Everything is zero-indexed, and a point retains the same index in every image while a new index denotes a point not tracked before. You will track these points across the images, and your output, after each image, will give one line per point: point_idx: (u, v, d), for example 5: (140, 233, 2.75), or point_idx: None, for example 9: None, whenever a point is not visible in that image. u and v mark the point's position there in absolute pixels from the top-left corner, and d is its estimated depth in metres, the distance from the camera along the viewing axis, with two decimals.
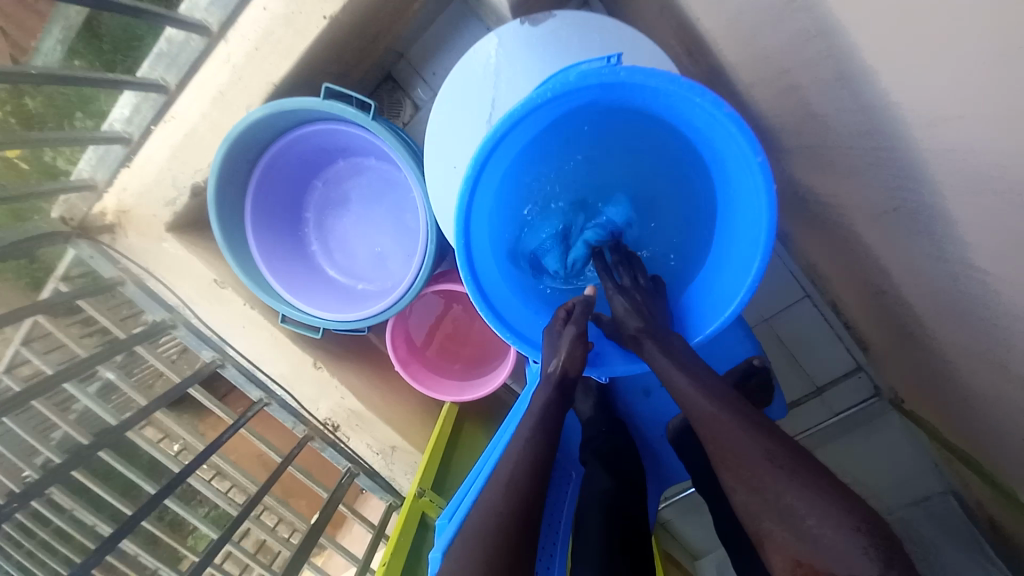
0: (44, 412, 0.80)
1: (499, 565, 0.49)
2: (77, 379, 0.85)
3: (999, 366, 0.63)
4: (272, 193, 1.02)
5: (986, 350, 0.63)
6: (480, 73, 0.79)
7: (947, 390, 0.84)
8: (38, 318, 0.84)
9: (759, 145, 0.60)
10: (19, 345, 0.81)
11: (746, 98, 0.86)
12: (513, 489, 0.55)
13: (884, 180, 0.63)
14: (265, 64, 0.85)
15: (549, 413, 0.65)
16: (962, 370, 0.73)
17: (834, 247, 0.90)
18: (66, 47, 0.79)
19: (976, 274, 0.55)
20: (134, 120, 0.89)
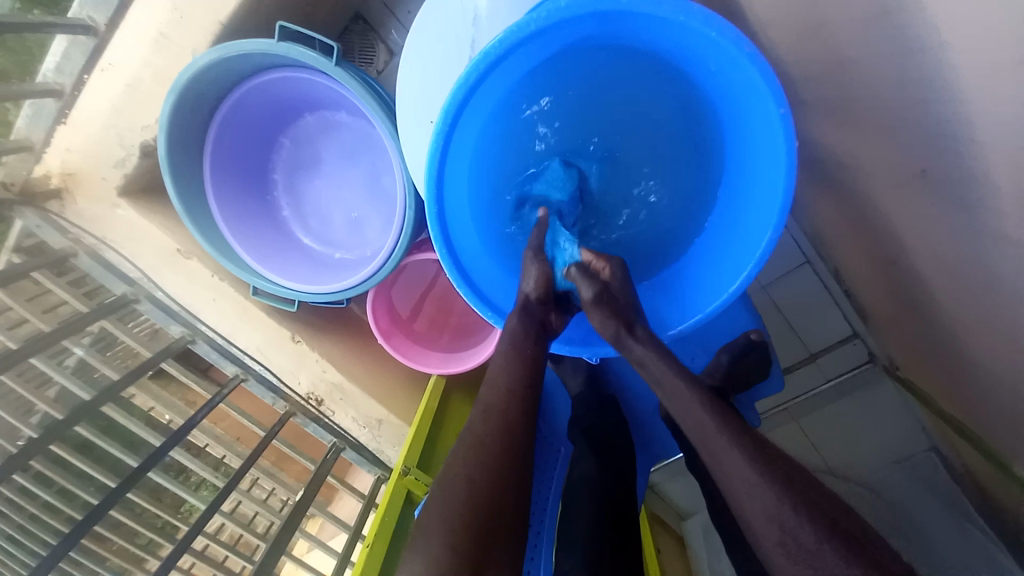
0: (14, 388, 0.74)
1: (484, 495, 0.46)
2: (44, 354, 0.79)
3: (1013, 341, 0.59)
4: (233, 153, 0.92)
5: (1001, 323, 0.60)
6: (459, 9, 0.69)
7: (949, 360, 0.81)
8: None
9: (784, 99, 0.53)
10: None
11: (758, 42, 0.77)
12: (500, 416, 0.52)
13: (915, 135, 0.56)
14: (212, 1, 0.75)
15: (524, 335, 0.60)
16: (969, 342, 0.70)
17: (843, 209, 0.84)
18: None
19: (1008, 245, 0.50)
20: (64, 68, 0.77)
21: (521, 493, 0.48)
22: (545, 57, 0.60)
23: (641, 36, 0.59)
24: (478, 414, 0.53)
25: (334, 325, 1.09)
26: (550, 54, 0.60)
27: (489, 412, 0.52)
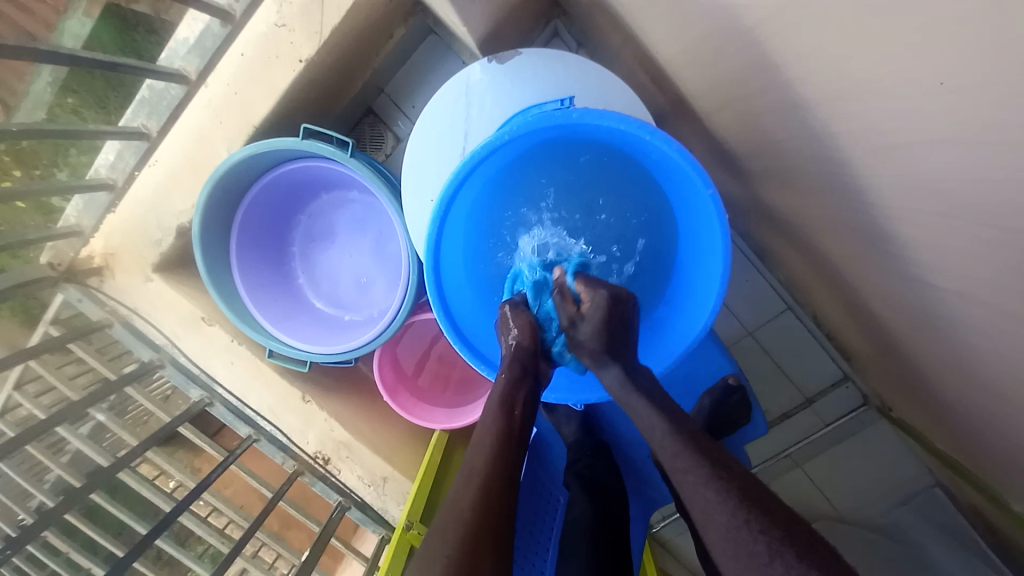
0: (35, 455, 0.80)
1: (459, 561, 0.48)
2: (67, 423, 0.85)
3: (973, 377, 0.64)
4: (256, 229, 1.03)
5: (959, 362, 0.65)
6: (452, 110, 0.81)
7: (932, 400, 0.85)
8: (30, 363, 0.85)
9: (710, 180, 0.62)
10: (12, 389, 0.84)
11: (708, 124, 0.89)
12: (479, 483, 0.54)
13: (842, 200, 0.65)
14: (245, 106, 0.87)
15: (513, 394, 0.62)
16: (940, 381, 0.75)
17: (812, 261, 0.92)
18: (57, 85, 0.85)
19: (941, 291, 0.57)
20: (117, 166, 0.91)
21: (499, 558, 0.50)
22: (519, 152, 0.71)
23: (597, 136, 0.69)
24: (461, 479, 0.56)
25: (342, 383, 1.14)
26: (523, 149, 0.70)
27: (469, 478, 0.55)
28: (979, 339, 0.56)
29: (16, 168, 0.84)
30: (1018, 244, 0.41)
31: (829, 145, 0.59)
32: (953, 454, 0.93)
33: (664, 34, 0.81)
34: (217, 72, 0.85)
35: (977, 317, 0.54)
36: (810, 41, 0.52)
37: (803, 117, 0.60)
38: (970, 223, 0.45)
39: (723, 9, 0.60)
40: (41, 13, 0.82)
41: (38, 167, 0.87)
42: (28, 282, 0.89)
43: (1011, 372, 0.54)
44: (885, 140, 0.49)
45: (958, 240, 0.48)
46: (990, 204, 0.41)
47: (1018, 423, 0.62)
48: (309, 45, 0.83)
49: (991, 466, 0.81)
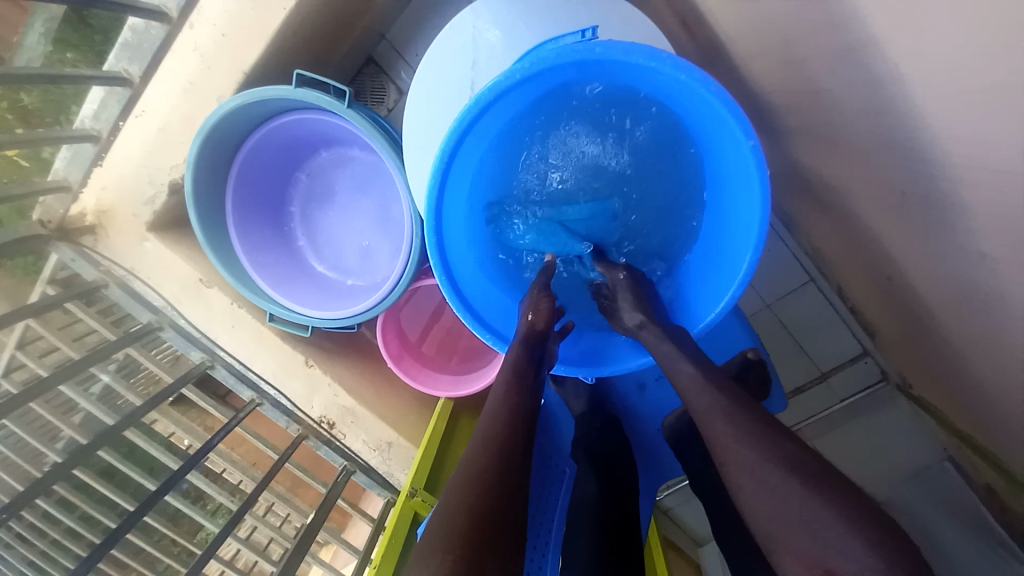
0: (43, 414, 0.79)
1: (477, 521, 0.45)
2: (72, 381, 0.83)
3: (1011, 357, 0.60)
4: (252, 187, 0.98)
5: (998, 340, 0.61)
6: (457, 53, 0.74)
7: (960, 379, 0.81)
8: (29, 321, 0.82)
9: (752, 129, 0.56)
10: (14, 349, 0.79)
11: (742, 74, 0.81)
12: (490, 441, 0.53)
13: (891, 159, 0.59)
14: (237, 51, 0.81)
15: (526, 367, 0.62)
16: (970, 359, 0.71)
17: (842, 229, 0.86)
18: (52, 38, 0.77)
19: (990, 263, 0.52)
20: (102, 115, 0.85)
21: (518, 523, 0.48)
22: (532, 97, 0.64)
23: (618, 79, 0.63)
24: (474, 443, 0.53)
25: (345, 349, 1.13)
26: (534, 94, 0.64)
27: (485, 441, 0.53)
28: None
29: (19, 126, 0.79)
30: None
31: (884, 93, 0.52)
32: (974, 433, 0.91)
33: None
34: (201, 12, 0.78)
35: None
36: None
37: (862, 59, 0.53)
38: None
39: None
40: None
41: (41, 126, 0.82)
42: (22, 240, 0.85)
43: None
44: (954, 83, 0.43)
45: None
46: None
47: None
48: None
49: (1015, 447, 0.78)
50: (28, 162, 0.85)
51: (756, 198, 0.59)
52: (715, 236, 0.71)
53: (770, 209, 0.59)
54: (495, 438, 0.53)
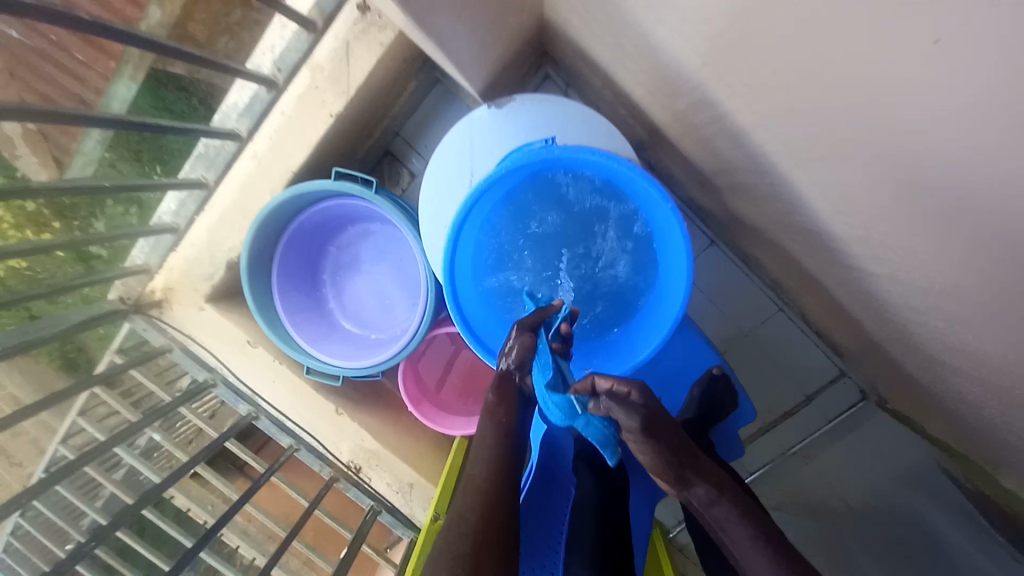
0: (94, 473, 0.98)
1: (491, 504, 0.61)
2: (123, 445, 1.00)
3: (944, 352, 0.72)
4: (292, 261, 1.16)
5: (929, 338, 0.73)
6: (457, 150, 0.94)
7: (931, 386, 0.91)
8: (93, 390, 1.02)
9: (669, 197, 0.77)
10: (77, 415, 1.03)
11: (677, 148, 1.01)
12: (481, 444, 0.70)
13: (792, 207, 0.75)
14: (285, 156, 1.01)
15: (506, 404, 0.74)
16: (926, 361, 0.82)
17: (788, 263, 1.02)
18: (104, 145, 1.09)
19: (895, 274, 0.66)
20: (180, 212, 1.05)
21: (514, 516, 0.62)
22: (515, 182, 0.84)
23: (578, 168, 0.83)
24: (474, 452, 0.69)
25: (369, 398, 1.25)
26: (517, 181, 0.84)
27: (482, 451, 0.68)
28: (931, 315, 0.65)
29: (56, 220, 1.01)
30: (935, 224, 0.50)
31: (773, 161, 0.70)
32: (959, 433, 0.99)
33: (630, 78, 0.92)
34: (264, 129, 1.00)
35: (925, 293, 0.62)
36: (737, 83, 0.63)
37: (746, 141, 0.72)
38: (900, 213, 0.53)
39: (670, 60, 0.72)
40: (92, 81, 1.12)
41: (76, 219, 1.02)
42: (105, 315, 1.02)
43: (965, 338, 0.62)
44: (821, 150, 0.58)
45: (900, 230, 0.56)
46: (911, 192, 0.49)
47: (992, 393, 0.68)
48: (338, 101, 0.96)
49: (994, 443, 0.86)
50: (64, 255, 0.99)
51: (683, 248, 0.78)
52: (663, 285, 0.86)
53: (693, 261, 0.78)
54: (488, 449, 0.68)
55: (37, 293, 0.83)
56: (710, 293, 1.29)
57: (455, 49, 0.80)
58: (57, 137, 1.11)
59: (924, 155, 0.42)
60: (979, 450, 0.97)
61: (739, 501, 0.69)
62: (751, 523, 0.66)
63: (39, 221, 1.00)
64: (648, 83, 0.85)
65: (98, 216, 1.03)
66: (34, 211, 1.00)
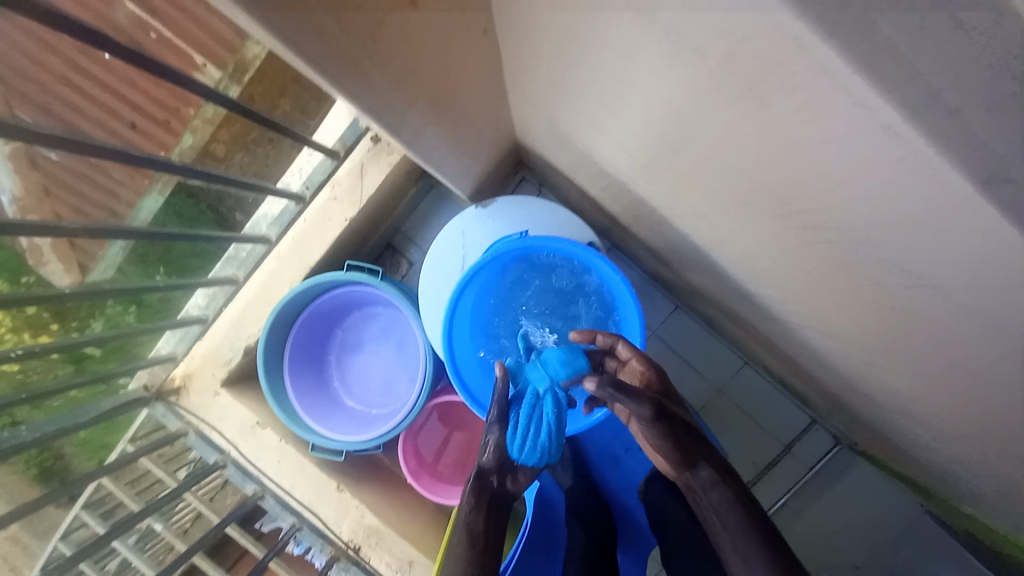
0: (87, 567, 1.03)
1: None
2: (124, 537, 1.08)
3: (876, 384, 0.85)
4: (303, 345, 1.29)
5: (861, 374, 0.86)
6: (450, 242, 1.13)
7: (884, 423, 1.01)
8: (102, 481, 1.10)
9: (622, 274, 0.95)
10: (81, 508, 1.12)
11: (634, 232, 1.21)
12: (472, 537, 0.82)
13: (728, 273, 0.92)
14: (304, 254, 1.19)
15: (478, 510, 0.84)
16: (870, 397, 0.94)
17: (742, 322, 1.17)
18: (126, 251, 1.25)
19: (815, 322, 0.81)
20: (209, 306, 1.20)
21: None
22: (499, 267, 1.01)
23: (550, 253, 1.00)
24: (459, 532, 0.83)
25: (369, 475, 1.29)
26: (500, 265, 1.01)
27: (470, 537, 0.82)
28: (855, 352, 0.78)
29: (54, 323, 1.13)
30: (819, 280, 0.66)
31: (703, 241, 0.88)
32: (924, 468, 1.07)
33: (587, 182, 1.15)
34: (288, 233, 1.19)
35: (841, 335, 0.77)
36: (660, 189, 0.83)
37: (680, 227, 0.91)
38: (798, 273, 0.70)
39: (612, 172, 0.93)
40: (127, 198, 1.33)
41: (75, 322, 1.14)
42: (132, 402, 1.12)
43: (884, 368, 0.75)
44: (730, 232, 0.76)
45: (804, 288, 0.72)
46: (795, 258, 0.66)
47: (923, 415, 0.80)
48: (352, 207, 1.16)
49: (949, 471, 0.95)
50: (59, 359, 1.09)
51: (637, 315, 0.94)
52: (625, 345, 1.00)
53: (645, 328, 0.94)
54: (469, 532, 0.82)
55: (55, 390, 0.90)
56: (682, 354, 1.42)
57: (450, 168, 1.01)
58: (86, 245, 1.33)
59: (788, 233, 0.59)
60: (943, 486, 1.07)
61: (738, 492, 0.76)
62: (742, 510, 0.73)
63: (38, 325, 1.13)
64: (601, 186, 1.07)
65: (95, 316, 1.14)
66: (32, 316, 1.13)
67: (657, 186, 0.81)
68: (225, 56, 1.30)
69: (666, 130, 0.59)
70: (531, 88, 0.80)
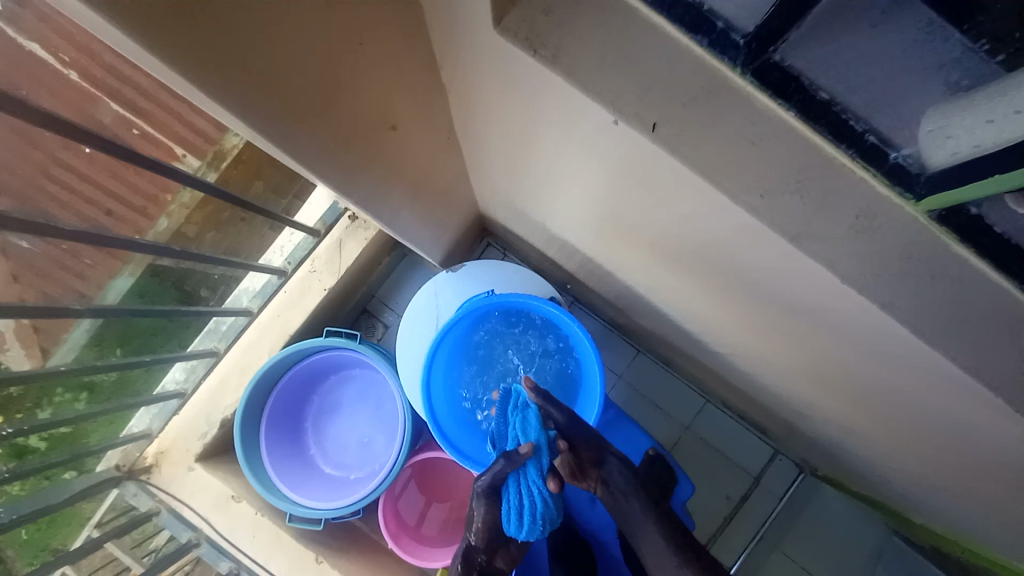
0: None
1: None
2: None
3: (809, 405, 0.96)
4: (281, 413, 1.31)
5: (796, 397, 0.98)
6: (425, 304, 1.23)
7: (830, 443, 1.12)
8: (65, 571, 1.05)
9: (579, 323, 1.06)
10: None
11: (590, 286, 1.35)
12: None
13: (672, 316, 1.05)
14: (285, 324, 1.26)
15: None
16: (810, 418, 1.05)
17: (695, 360, 1.29)
18: (92, 329, 1.13)
19: (747, 354, 0.93)
20: (187, 378, 1.23)
21: None
22: (470, 323, 1.11)
23: (515, 308, 1.12)
24: None
25: (348, 544, 1.27)
26: (471, 321, 1.11)
27: None
28: (782, 377, 0.91)
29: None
30: (735, 319, 0.79)
31: (645, 290, 1.01)
32: (874, 484, 1.17)
33: (544, 245, 1.29)
34: (270, 304, 1.27)
35: (768, 362, 0.89)
36: (600, 251, 0.97)
37: (625, 279, 1.04)
38: (720, 314, 0.83)
39: (562, 236, 1.07)
40: (95, 276, 1.27)
41: (19, 410, 1.01)
42: (103, 483, 1.12)
43: (807, 389, 0.87)
44: (662, 283, 0.90)
45: (728, 326, 0.85)
46: (713, 302, 0.79)
47: (850, 430, 0.91)
48: (331, 278, 1.26)
49: (892, 483, 1.05)
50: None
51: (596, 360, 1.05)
52: (590, 386, 1.09)
53: (603, 371, 1.05)
54: None
55: (20, 474, 0.91)
56: (648, 396, 1.52)
57: (422, 238, 1.13)
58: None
59: (703, 280, 0.72)
60: (894, 499, 1.16)
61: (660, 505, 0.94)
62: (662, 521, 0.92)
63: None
64: (556, 248, 1.21)
65: (42, 405, 1.03)
66: None
67: (603, 252, 0.96)
68: (203, 146, 1.40)
69: (595, 208, 0.75)
70: (486, 172, 0.95)
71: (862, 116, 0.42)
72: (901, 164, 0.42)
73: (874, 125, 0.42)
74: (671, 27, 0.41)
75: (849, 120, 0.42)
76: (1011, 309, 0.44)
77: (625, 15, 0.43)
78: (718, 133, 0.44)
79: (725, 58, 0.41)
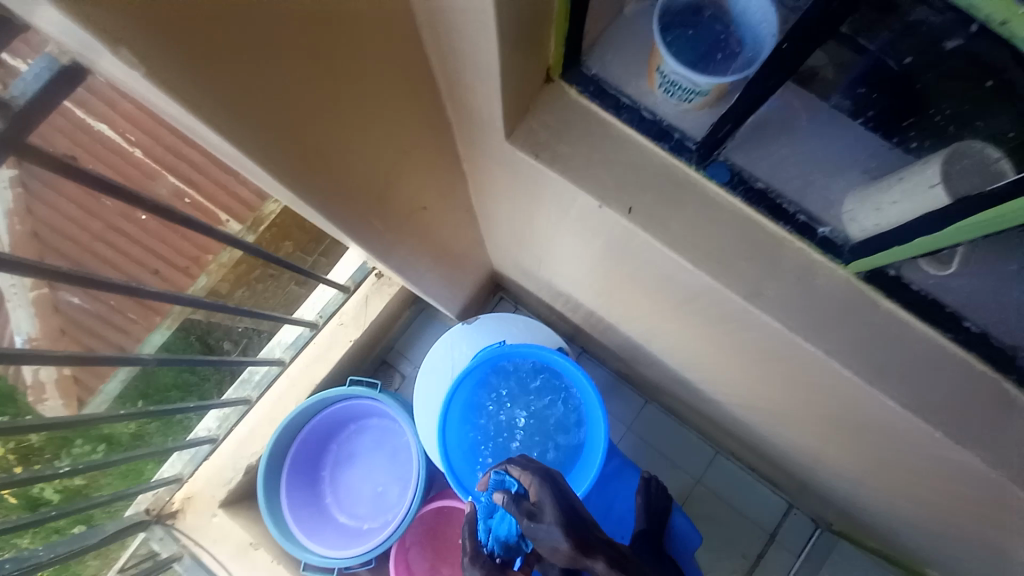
0: None
1: None
2: None
3: (809, 455, 1.01)
4: (301, 460, 1.38)
5: (796, 446, 1.02)
6: (441, 353, 1.33)
7: (838, 496, 1.13)
8: None
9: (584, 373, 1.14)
10: None
11: (596, 338, 1.44)
12: None
13: (673, 366, 1.13)
14: (313, 372, 1.36)
15: None
16: (814, 470, 1.08)
17: (700, 410, 1.34)
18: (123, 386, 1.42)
19: (744, 402, 0.99)
20: (220, 425, 1.31)
21: None
22: (484, 371, 1.20)
23: (525, 357, 1.20)
24: None
25: None
26: (484, 369, 1.20)
27: None
28: (779, 424, 0.96)
29: (18, 463, 1.23)
30: (725, 367, 0.87)
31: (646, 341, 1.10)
32: (888, 540, 1.17)
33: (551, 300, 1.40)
34: (301, 354, 1.37)
35: (762, 409, 0.95)
36: (602, 306, 1.07)
37: (626, 332, 1.14)
38: (712, 364, 0.91)
39: (567, 293, 1.18)
40: (138, 332, 1.47)
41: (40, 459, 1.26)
42: (132, 526, 1.18)
43: (802, 436, 0.92)
44: (658, 334, 0.99)
45: (721, 374, 0.93)
46: (704, 351, 0.88)
47: (851, 478, 0.94)
48: (356, 330, 1.38)
49: (904, 536, 1.05)
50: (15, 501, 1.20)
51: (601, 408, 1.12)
52: (594, 433, 1.15)
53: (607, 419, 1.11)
54: None
55: (70, 509, 0.96)
56: (656, 446, 1.55)
57: (441, 295, 1.26)
58: (88, 380, 1.45)
59: (692, 330, 0.82)
60: (912, 555, 1.15)
61: None
62: None
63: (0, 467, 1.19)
64: (562, 303, 1.32)
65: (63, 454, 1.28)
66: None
67: (605, 308, 1.06)
68: (245, 213, 1.59)
69: (591, 269, 0.86)
70: (498, 236, 1.08)
71: (793, 201, 0.55)
72: (828, 237, 0.54)
73: (802, 207, 0.54)
74: (639, 137, 0.56)
75: (783, 204, 0.54)
76: (940, 354, 0.53)
77: (604, 129, 0.57)
78: (681, 213, 0.56)
79: (682, 157, 0.55)
